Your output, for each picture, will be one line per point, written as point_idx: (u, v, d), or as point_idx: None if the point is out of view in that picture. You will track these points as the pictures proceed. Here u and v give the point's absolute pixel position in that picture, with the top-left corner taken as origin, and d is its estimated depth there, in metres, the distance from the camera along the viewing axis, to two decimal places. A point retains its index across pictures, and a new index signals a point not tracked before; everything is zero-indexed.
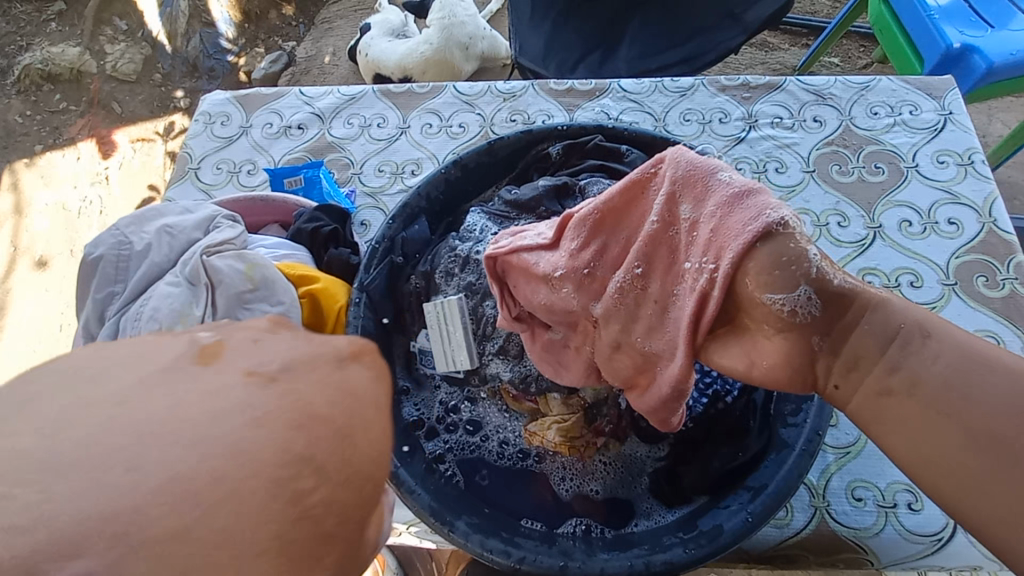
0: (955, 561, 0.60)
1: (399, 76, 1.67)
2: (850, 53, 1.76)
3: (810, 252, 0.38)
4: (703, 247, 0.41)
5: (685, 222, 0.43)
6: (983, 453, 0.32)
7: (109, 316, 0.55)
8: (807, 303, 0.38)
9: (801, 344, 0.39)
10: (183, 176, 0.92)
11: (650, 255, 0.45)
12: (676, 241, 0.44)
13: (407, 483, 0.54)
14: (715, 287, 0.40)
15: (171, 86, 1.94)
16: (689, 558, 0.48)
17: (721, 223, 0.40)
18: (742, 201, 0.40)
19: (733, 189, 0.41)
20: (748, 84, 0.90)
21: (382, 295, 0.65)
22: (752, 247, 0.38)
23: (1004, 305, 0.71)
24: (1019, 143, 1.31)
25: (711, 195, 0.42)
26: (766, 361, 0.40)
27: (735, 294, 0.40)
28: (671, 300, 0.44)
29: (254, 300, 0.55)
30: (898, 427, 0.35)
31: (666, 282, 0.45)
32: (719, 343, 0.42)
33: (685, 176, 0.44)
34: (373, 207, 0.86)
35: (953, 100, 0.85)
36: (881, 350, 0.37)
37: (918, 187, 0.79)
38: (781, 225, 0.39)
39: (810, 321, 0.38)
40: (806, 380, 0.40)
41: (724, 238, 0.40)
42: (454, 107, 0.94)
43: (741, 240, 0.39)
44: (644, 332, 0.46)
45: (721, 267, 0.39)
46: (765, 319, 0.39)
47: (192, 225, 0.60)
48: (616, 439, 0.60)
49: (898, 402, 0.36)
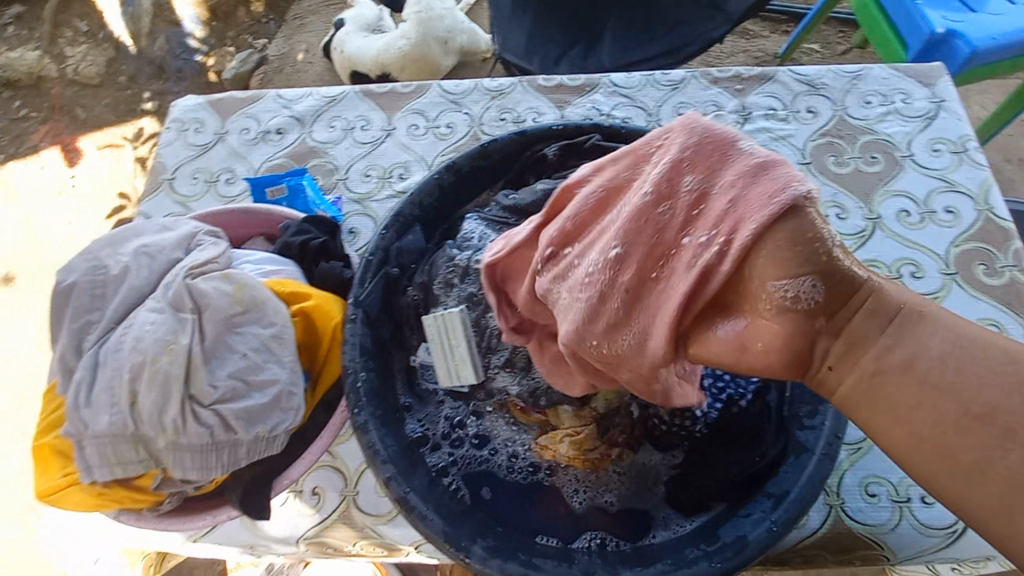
0: (970, 553, 0.60)
1: (377, 72, 1.62)
2: (829, 38, 1.76)
3: (827, 230, 0.37)
4: (716, 219, 0.38)
5: (689, 195, 0.40)
6: (980, 435, 0.32)
7: (87, 347, 0.51)
8: (816, 284, 0.36)
9: (803, 325, 0.37)
10: (157, 188, 0.87)
11: (633, 237, 0.41)
12: (678, 213, 0.40)
13: (418, 509, 0.51)
14: (724, 263, 0.37)
15: (137, 89, 1.86)
16: (715, 572, 0.47)
17: (742, 195, 0.38)
18: (766, 173, 0.38)
19: (757, 160, 0.39)
20: (740, 75, 0.88)
21: (379, 309, 0.62)
22: (773, 222, 0.36)
23: (1005, 292, 0.71)
24: (1000, 126, 1.32)
25: (732, 165, 0.40)
26: (761, 341, 0.37)
27: (744, 271, 0.37)
28: (653, 282, 0.41)
29: (244, 322, 0.52)
30: (888, 409, 0.35)
31: (645, 266, 0.41)
32: (708, 327, 0.40)
33: (713, 137, 0.41)
34: (362, 214, 0.83)
35: (944, 86, 0.85)
36: (879, 333, 0.36)
37: (914, 176, 0.79)
38: (804, 201, 0.37)
39: (817, 303, 0.36)
40: (795, 365, 0.38)
41: (745, 209, 0.37)
42: (441, 106, 0.90)
43: (766, 212, 0.36)
44: (605, 328, 0.43)
45: (738, 240, 0.37)
46: (764, 297, 0.37)
47: (173, 244, 0.57)
48: (630, 448, 0.59)
49: (892, 384, 0.35)
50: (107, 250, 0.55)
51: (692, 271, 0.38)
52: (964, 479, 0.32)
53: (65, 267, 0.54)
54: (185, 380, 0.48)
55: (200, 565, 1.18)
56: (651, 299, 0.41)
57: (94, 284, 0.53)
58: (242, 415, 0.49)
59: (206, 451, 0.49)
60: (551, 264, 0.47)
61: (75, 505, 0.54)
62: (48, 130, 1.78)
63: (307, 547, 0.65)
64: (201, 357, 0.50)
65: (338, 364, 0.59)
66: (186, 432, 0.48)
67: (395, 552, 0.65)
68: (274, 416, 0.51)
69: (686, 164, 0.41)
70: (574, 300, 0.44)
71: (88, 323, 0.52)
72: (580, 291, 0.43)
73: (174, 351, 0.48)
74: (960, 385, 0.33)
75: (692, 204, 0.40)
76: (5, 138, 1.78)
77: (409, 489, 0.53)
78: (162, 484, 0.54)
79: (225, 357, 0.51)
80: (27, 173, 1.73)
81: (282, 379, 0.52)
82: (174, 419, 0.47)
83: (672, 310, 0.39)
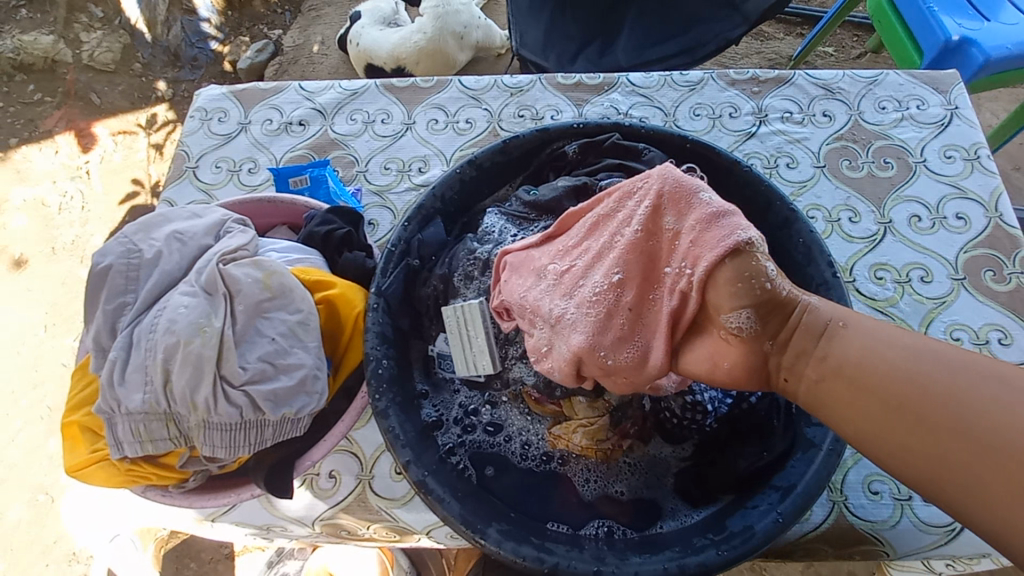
0: (968, 551, 0.61)
1: (392, 66, 1.63)
2: (843, 42, 1.76)
3: (767, 267, 0.43)
4: (684, 258, 0.46)
5: (667, 233, 0.47)
6: (973, 460, 0.35)
7: (121, 328, 0.53)
8: (754, 313, 0.43)
9: (755, 348, 0.45)
10: (181, 176, 0.89)
11: (626, 265, 0.49)
12: (661, 251, 0.48)
13: (435, 491, 0.53)
14: (693, 293, 0.45)
15: (152, 76, 1.87)
16: (723, 560, 0.49)
17: (698, 237, 0.45)
18: (718, 220, 0.45)
19: (712, 208, 0.45)
20: (756, 78, 0.89)
21: (399, 299, 0.63)
22: (721, 262, 0.43)
23: (1012, 298, 0.72)
24: (1012, 133, 1.32)
25: (692, 211, 0.46)
26: (726, 361, 0.46)
27: (702, 303, 0.45)
28: (648, 303, 0.48)
29: (273, 308, 0.54)
30: (869, 422, 0.40)
31: (643, 288, 0.48)
32: (688, 345, 0.48)
33: (672, 190, 0.48)
34: (380, 206, 0.84)
35: (959, 94, 0.86)
36: (839, 357, 0.42)
37: (926, 182, 0.80)
38: (748, 244, 0.43)
39: (758, 329, 0.44)
40: (760, 378, 0.46)
41: (701, 248, 0.44)
42: (460, 102, 0.92)
43: (713, 253, 0.43)
44: (614, 340, 0.49)
45: (695, 274, 0.44)
46: (721, 324, 0.44)
47: (203, 231, 0.59)
48: (641, 441, 0.61)
49: (871, 402, 0.40)
50: (140, 235, 0.57)
51: (671, 296, 0.47)
52: (966, 500, 0.35)
53: (100, 250, 0.56)
54: (217, 362, 0.50)
55: (208, 545, 1.21)
56: (645, 320, 0.49)
57: (129, 267, 0.55)
58: (270, 397, 0.51)
59: (234, 431, 0.51)
60: (552, 272, 0.54)
61: (104, 480, 0.56)
62: (62, 114, 1.79)
63: (322, 528, 0.67)
64: (232, 340, 0.51)
65: (359, 352, 0.61)
66: (217, 412, 0.50)
67: (407, 536, 0.67)
68: (300, 398, 0.53)
69: (657, 209, 0.48)
70: (580, 315, 0.50)
71: (123, 305, 0.54)
72: (583, 306, 0.50)
73: (206, 333, 0.50)
74: (937, 399, 0.37)
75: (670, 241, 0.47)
76: (21, 121, 1.79)
77: (427, 473, 0.54)
78: (188, 462, 0.56)
79: (254, 341, 0.53)
80: (43, 157, 1.75)
81: (308, 363, 0.53)
82: (206, 398, 0.49)
83: (664, 327, 0.47)
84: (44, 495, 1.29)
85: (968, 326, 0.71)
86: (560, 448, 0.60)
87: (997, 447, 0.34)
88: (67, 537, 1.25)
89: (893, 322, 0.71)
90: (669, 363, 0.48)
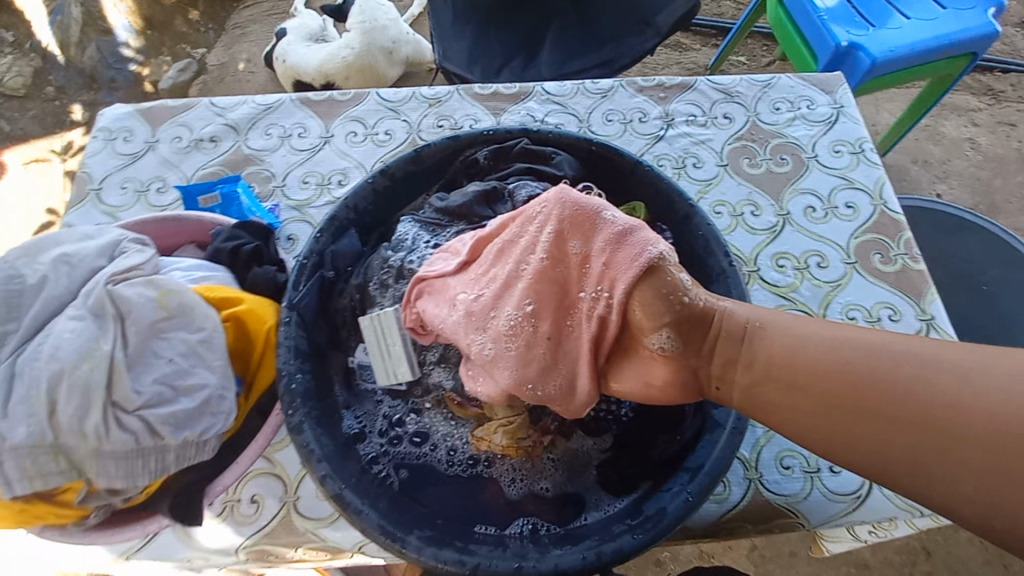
0: (872, 515, 0.65)
1: (320, 81, 1.61)
2: (755, 52, 1.88)
3: (681, 282, 0.47)
4: (598, 283, 0.48)
5: (576, 255, 0.49)
6: (931, 441, 0.39)
7: (1, 359, 0.50)
8: (670, 333, 0.47)
9: (682, 364, 0.48)
10: (83, 198, 0.85)
11: (538, 293, 0.49)
12: (575, 277, 0.49)
13: (353, 504, 0.52)
14: (612, 315, 0.47)
15: (64, 100, 1.78)
16: (638, 544, 0.50)
17: (611, 257, 0.47)
18: (626, 238, 0.47)
19: (618, 227, 0.48)
20: (663, 84, 0.94)
21: (314, 312, 0.63)
22: (637, 283, 0.46)
23: (897, 278, 0.78)
24: (904, 130, 1.45)
25: (599, 232, 0.49)
26: (657, 381, 0.49)
27: (629, 323, 0.48)
28: (566, 329, 0.50)
29: (171, 328, 0.52)
30: (818, 421, 0.43)
31: (559, 315, 0.50)
32: (617, 367, 0.50)
33: (573, 214, 0.49)
34: (299, 220, 0.83)
35: (843, 94, 0.94)
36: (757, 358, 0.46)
37: (819, 175, 0.86)
38: (659, 260, 0.47)
39: (683, 347, 0.47)
40: (693, 393, 0.49)
41: (615, 270, 0.47)
42: (379, 114, 0.92)
43: (630, 274, 0.46)
44: (538, 371, 0.50)
45: (615, 296, 0.47)
46: (649, 347, 0.48)
47: (95, 252, 0.56)
48: (562, 436, 0.62)
49: (816, 404, 0.43)
50: (23, 259, 0.54)
51: (590, 322, 0.48)
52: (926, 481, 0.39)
53: None
54: (108, 388, 0.48)
55: None
56: (567, 349, 0.50)
57: (9, 294, 0.52)
58: (169, 420, 0.49)
59: (131, 459, 0.48)
60: (463, 302, 0.53)
61: None
62: None
63: (246, 556, 0.64)
64: (124, 363, 0.49)
65: (272, 368, 0.59)
66: (109, 439, 0.47)
67: (338, 556, 0.65)
68: (204, 420, 0.51)
69: (563, 234, 0.50)
70: (500, 349, 0.50)
71: (5, 334, 0.51)
72: (502, 340, 0.50)
73: (94, 358, 0.48)
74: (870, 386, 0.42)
75: (579, 263, 0.49)
76: None
77: (345, 486, 0.53)
78: (87, 498, 0.52)
79: (151, 363, 0.50)
80: None
81: (211, 383, 0.52)
82: (97, 426, 0.47)
83: (586, 353, 0.49)
84: None
85: (861, 306, 0.76)
86: (484, 450, 0.60)
87: (941, 430, 0.39)
88: None
89: (796, 307, 0.76)
90: (597, 387, 0.50)
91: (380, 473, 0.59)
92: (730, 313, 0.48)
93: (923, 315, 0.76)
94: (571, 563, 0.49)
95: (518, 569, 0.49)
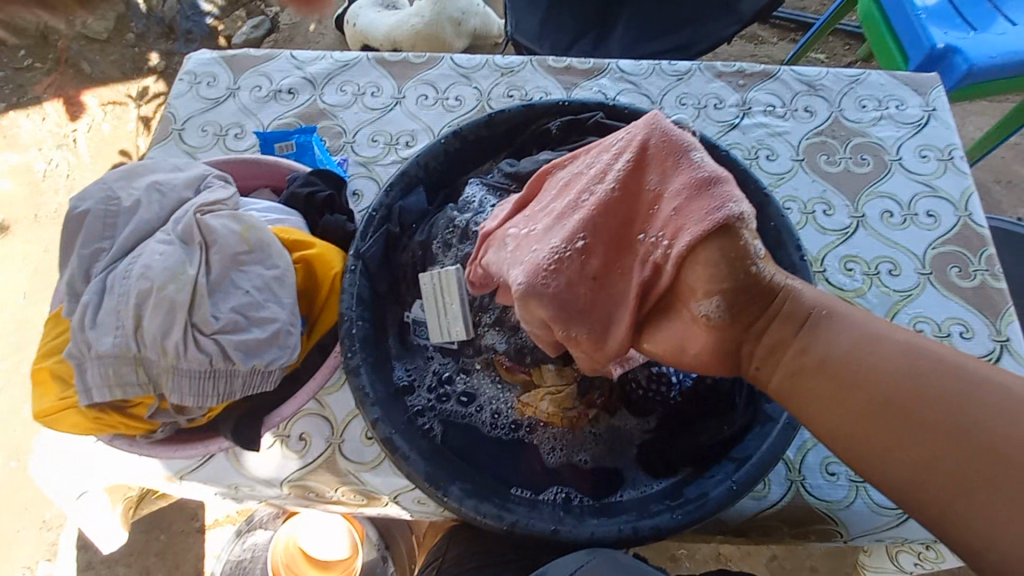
0: (917, 533, 0.63)
1: (387, 47, 1.63)
2: (835, 50, 1.79)
3: (751, 246, 0.45)
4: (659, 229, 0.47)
5: (651, 192, 0.49)
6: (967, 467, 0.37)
7: (95, 273, 0.53)
8: (718, 302, 0.46)
9: (726, 334, 0.47)
10: (167, 137, 0.89)
11: (596, 228, 0.49)
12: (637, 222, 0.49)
13: (401, 449, 0.54)
14: (668, 265, 0.46)
15: (145, 48, 1.85)
16: (676, 523, 0.50)
17: (684, 204, 0.46)
18: (710, 188, 0.46)
19: (703, 174, 0.47)
20: (743, 71, 0.91)
21: (378, 263, 0.64)
22: (706, 236, 0.44)
23: (974, 294, 0.74)
24: (994, 145, 1.35)
25: (678, 173, 0.47)
26: (694, 347, 0.48)
27: (681, 280, 0.46)
28: (615, 274, 0.49)
29: (249, 262, 0.54)
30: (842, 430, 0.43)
31: (610, 257, 0.49)
32: (657, 323, 0.50)
33: (662, 148, 0.49)
34: (365, 176, 0.85)
35: (938, 97, 0.88)
36: (796, 338, 0.46)
37: (900, 180, 0.82)
38: (739, 218, 0.44)
39: (727, 319, 0.46)
40: (731, 366, 0.49)
41: (686, 217, 0.46)
42: (451, 79, 0.92)
43: (700, 227, 0.44)
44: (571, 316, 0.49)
45: (676, 246, 0.45)
46: (693, 309, 0.46)
47: (184, 183, 0.59)
48: (607, 412, 0.62)
49: (854, 399, 0.42)
50: (120, 183, 0.57)
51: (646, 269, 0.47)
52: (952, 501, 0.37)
53: (79, 196, 0.56)
54: (190, 309, 0.51)
55: (180, 518, 1.21)
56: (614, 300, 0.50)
57: (107, 214, 0.55)
58: (241, 347, 0.51)
59: (204, 378, 0.51)
60: (515, 235, 0.55)
61: (71, 427, 0.56)
62: (52, 82, 1.78)
63: (289, 490, 0.67)
64: (206, 289, 0.52)
65: (334, 312, 0.61)
66: (187, 357, 0.50)
67: (375, 501, 0.67)
68: (272, 351, 0.53)
69: (641, 170, 0.49)
70: (535, 286, 0.48)
71: (100, 250, 0.54)
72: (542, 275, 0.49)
73: (180, 280, 0.51)
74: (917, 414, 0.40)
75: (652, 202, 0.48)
76: (8, 86, 1.77)
77: (394, 431, 0.55)
78: (156, 413, 0.56)
79: (228, 291, 0.53)
80: (29, 123, 1.73)
81: (281, 318, 0.54)
82: (177, 343, 0.50)
83: (631, 301, 0.48)
84: (12, 463, 1.28)
85: (931, 319, 0.73)
86: (527, 416, 0.62)
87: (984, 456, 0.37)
88: (39, 505, 1.24)
89: None
90: (630, 341, 0.50)
91: (424, 425, 0.61)
92: (791, 290, 0.47)
93: (998, 336, 0.72)
94: (607, 533, 0.50)
95: (555, 531, 0.50)
